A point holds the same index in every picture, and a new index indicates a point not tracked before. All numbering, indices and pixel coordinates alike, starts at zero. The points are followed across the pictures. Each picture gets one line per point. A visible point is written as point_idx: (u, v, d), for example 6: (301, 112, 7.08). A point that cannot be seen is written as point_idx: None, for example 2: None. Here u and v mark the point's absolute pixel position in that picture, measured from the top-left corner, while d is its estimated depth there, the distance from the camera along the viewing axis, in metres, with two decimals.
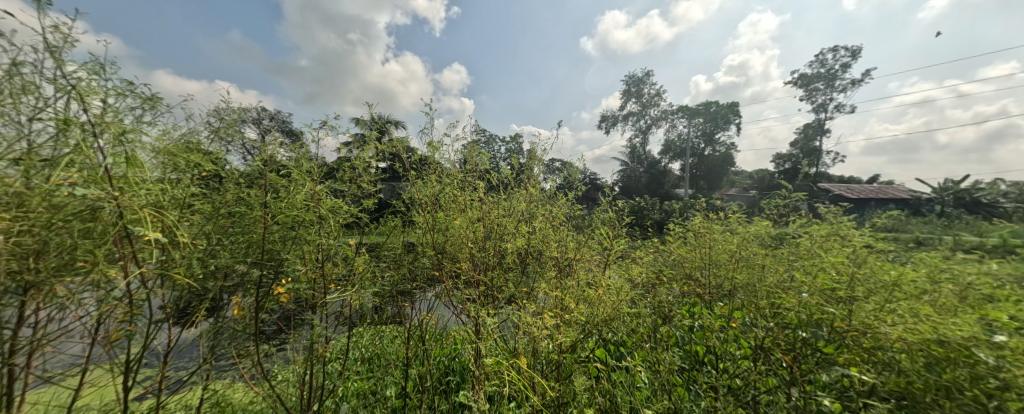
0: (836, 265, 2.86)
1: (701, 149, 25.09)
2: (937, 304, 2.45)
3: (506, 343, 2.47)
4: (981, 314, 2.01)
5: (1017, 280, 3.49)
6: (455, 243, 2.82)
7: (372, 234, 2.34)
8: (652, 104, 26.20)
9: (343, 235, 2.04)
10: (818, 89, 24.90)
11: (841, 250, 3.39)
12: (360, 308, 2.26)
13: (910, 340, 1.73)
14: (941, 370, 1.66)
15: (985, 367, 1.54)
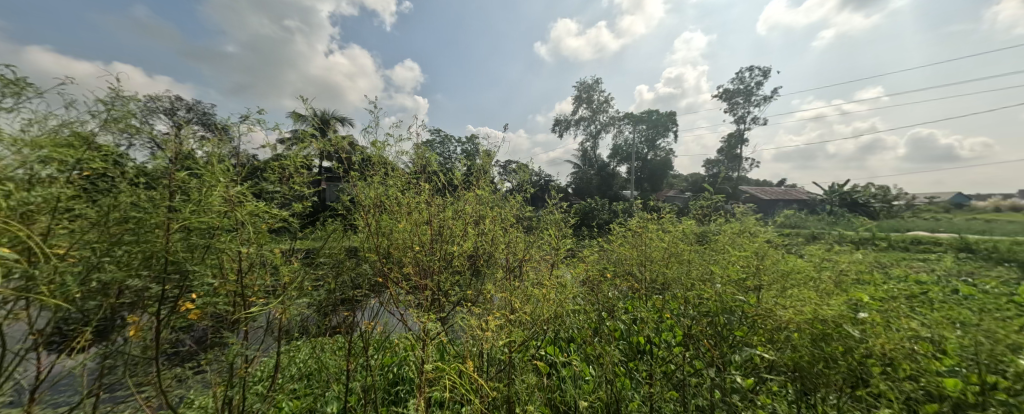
0: (747, 260, 3.30)
1: (645, 154, 26.98)
2: (820, 289, 2.95)
3: (455, 346, 2.43)
4: (850, 296, 2.46)
5: (874, 268, 4.37)
6: (401, 246, 2.71)
7: (306, 239, 2.26)
8: (602, 110, 27.61)
9: (269, 242, 1.89)
10: (737, 103, 28.28)
11: (748, 246, 3.95)
12: (292, 320, 2.09)
13: (798, 321, 2.05)
14: (824, 343, 1.98)
15: (853, 339, 1.89)
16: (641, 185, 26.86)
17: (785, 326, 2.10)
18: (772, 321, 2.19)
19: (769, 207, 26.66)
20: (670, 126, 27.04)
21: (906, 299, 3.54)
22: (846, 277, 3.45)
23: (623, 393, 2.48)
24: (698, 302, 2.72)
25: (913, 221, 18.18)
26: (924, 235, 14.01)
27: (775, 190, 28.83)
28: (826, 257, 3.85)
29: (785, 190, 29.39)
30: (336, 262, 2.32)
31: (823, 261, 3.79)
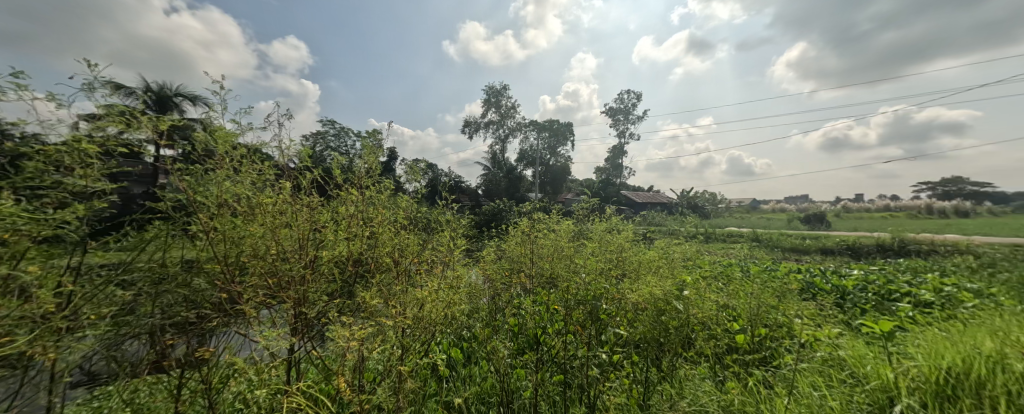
0: (612, 253, 4.04)
1: (547, 160, 28.88)
2: (652, 268, 3.96)
3: (327, 359, 2.17)
4: (675, 284, 3.59)
5: (696, 258, 5.78)
6: (257, 250, 1.93)
7: (105, 252, 1.61)
8: (509, 115, 28.35)
9: (16, 260, 1.33)
10: (617, 120, 33.03)
11: (614, 241, 4.65)
12: (78, 364, 1.51)
13: (649, 303, 3.03)
14: (662, 317, 3.07)
15: (673, 309, 3.15)
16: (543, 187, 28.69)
17: (639, 308, 2.99)
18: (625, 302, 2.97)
19: (640, 208, 32.15)
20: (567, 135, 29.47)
21: (715, 279, 4.79)
22: (675, 267, 4.46)
23: (517, 384, 2.68)
24: (570, 294, 3.04)
25: (732, 221, 24.39)
26: (735, 231, 19.04)
27: (647, 195, 34.76)
28: (661, 250, 4.88)
29: (651, 195, 35.72)
30: (156, 279, 1.65)
31: (664, 253, 4.86)
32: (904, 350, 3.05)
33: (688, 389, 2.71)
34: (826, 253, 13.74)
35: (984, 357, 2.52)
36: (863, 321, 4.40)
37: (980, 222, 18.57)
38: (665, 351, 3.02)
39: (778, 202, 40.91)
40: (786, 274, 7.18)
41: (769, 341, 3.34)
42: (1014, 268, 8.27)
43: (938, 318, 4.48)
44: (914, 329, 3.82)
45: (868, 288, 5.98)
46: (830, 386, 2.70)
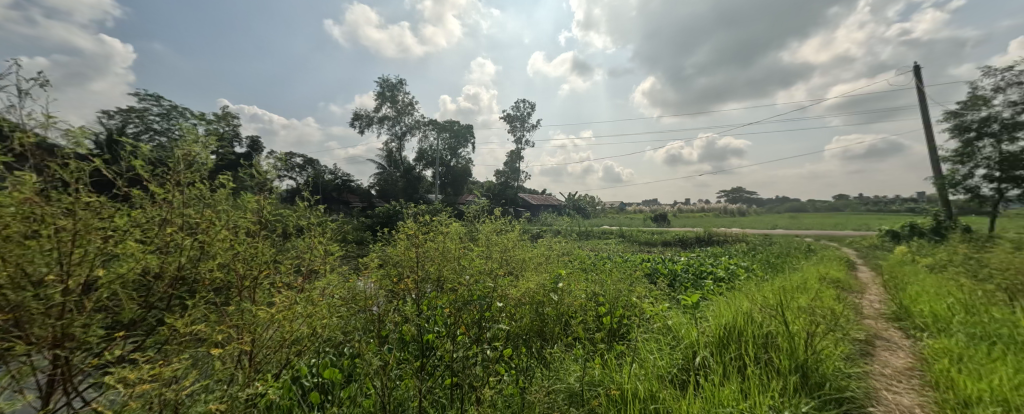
0: (499, 249, 4.12)
1: (449, 160, 27.70)
2: (530, 262, 4.38)
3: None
4: (550, 281, 4.08)
5: (574, 254, 6.59)
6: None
7: None
8: (406, 112, 26.39)
9: None
10: (516, 126, 34.51)
11: (502, 238, 4.79)
12: None
13: (528, 298, 3.41)
14: (541, 309, 3.63)
15: (550, 300, 3.71)
16: (445, 189, 27.42)
17: (519, 302, 3.32)
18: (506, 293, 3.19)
19: (536, 210, 34.71)
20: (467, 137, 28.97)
21: (580, 270, 5.51)
22: (552, 263, 4.98)
23: (402, 396, 2.46)
24: (458, 295, 2.94)
25: (608, 222, 28.62)
26: (608, 229, 22.39)
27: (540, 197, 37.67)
28: (538, 246, 5.34)
29: (544, 197, 38.81)
30: None
31: (543, 250, 5.37)
32: (703, 314, 4.10)
33: (565, 371, 2.91)
34: (667, 244, 17.47)
35: (745, 315, 3.57)
36: (680, 294, 5.82)
37: (750, 220, 26.73)
38: (546, 337, 3.53)
39: (632, 204, 50.33)
40: (641, 263, 8.86)
41: (625, 319, 3.97)
42: (765, 250, 12.27)
43: (725, 287, 6.33)
44: (710, 297, 5.28)
45: (689, 269, 7.96)
46: (661, 346, 3.32)
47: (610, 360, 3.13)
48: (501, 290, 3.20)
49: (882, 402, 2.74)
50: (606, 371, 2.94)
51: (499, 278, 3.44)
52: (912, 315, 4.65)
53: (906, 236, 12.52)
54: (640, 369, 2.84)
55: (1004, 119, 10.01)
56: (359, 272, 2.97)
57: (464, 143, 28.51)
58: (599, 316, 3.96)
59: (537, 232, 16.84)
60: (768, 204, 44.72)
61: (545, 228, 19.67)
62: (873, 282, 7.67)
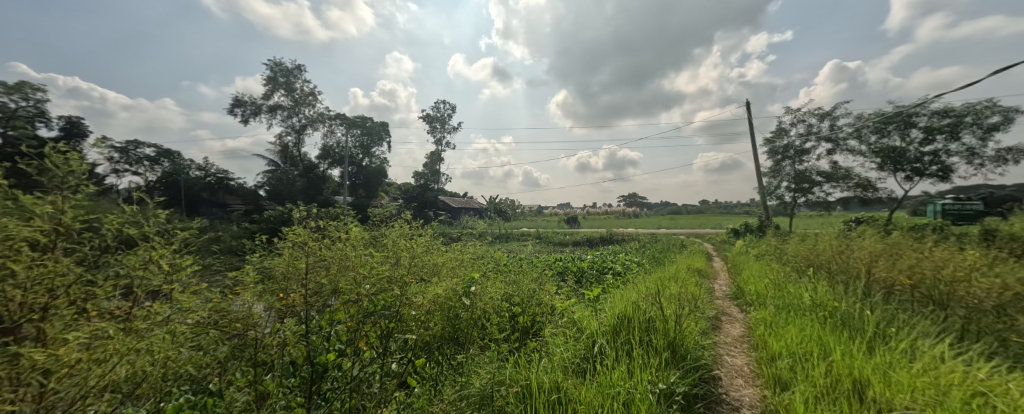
0: (411, 250, 3.75)
1: (359, 159, 24.78)
2: (445, 265, 4.17)
3: None
4: (465, 282, 3.93)
5: (494, 256, 6.68)
6: None
7: None
8: (305, 103, 23.04)
9: None
10: (436, 127, 33.27)
11: (416, 237, 4.50)
12: None
13: (440, 304, 3.23)
14: (453, 315, 3.45)
15: (463, 304, 3.54)
16: (357, 191, 24.68)
17: (431, 308, 3.13)
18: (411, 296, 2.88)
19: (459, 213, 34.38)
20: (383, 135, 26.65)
21: (495, 272, 5.52)
22: (468, 265, 4.85)
23: None
24: (360, 307, 2.57)
25: (526, 225, 29.90)
26: (525, 231, 23.36)
27: (458, 199, 37.18)
28: (455, 249, 5.21)
29: (463, 199, 38.45)
30: None
31: (460, 253, 5.21)
32: (602, 306, 4.55)
33: (478, 372, 2.85)
34: (577, 244, 19.03)
35: (634, 304, 4.07)
36: (584, 289, 6.39)
37: (641, 222, 30.99)
38: (459, 343, 3.36)
39: (546, 207, 53.53)
40: (554, 263, 9.47)
41: (539, 317, 4.13)
42: (651, 247, 14.42)
43: (620, 281, 7.15)
44: (609, 291, 5.87)
45: (593, 267, 8.79)
46: (567, 339, 3.53)
47: (523, 358, 3.17)
48: (408, 295, 2.83)
49: (724, 367, 3.47)
50: (518, 368, 2.99)
51: (411, 283, 3.14)
52: (745, 294, 6.03)
53: (744, 233, 16.18)
54: (547, 363, 2.98)
55: (796, 147, 13.73)
56: (230, 284, 2.37)
57: (379, 141, 26.16)
58: (514, 316, 4.02)
59: (457, 235, 16.55)
60: (652, 207, 52.66)
61: (464, 231, 19.58)
62: (724, 270, 9.70)
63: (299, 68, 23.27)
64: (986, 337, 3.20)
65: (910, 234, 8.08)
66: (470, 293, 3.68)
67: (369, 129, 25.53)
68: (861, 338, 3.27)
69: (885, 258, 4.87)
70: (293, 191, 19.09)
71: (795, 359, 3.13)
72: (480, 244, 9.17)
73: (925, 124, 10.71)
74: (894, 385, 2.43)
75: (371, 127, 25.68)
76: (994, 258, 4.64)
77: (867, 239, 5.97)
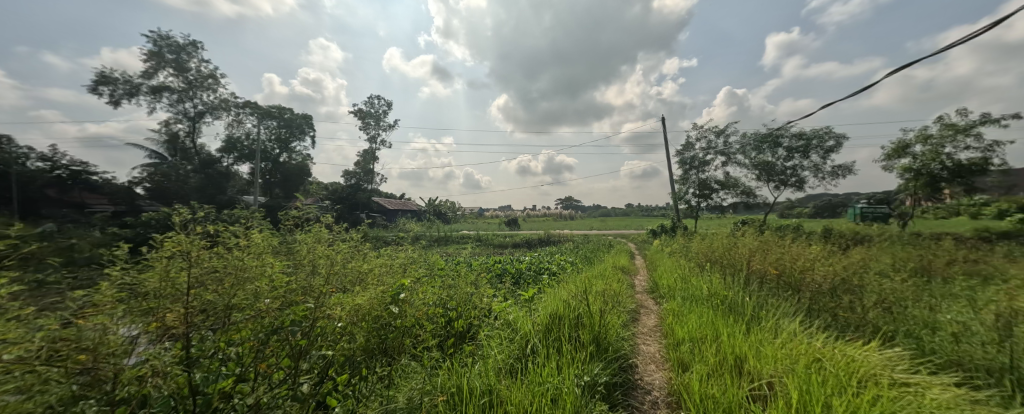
0: (329, 253, 3.12)
1: (275, 154, 21.97)
2: (377, 269, 3.73)
3: None
4: (395, 285, 3.50)
5: (431, 259, 6.45)
6: None
7: None
8: (202, 86, 19.66)
9: None
10: (370, 124, 31.00)
11: (343, 238, 4.02)
12: None
13: (368, 312, 2.75)
14: (381, 320, 2.94)
15: (393, 313, 3.06)
16: (272, 190, 21.83)
17: (360, 315, 2.65)
18: (328, 305, 2.41)
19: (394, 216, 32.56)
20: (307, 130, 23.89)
21: (430, 276, 5.24)
22: (404, 270, 4.50)
23: None
24: (261, 323, 2.07)
25: (466, 228, 29.66)
26: (465, 233, 23.06)
27: (392, 201, 35.23)
28: (388, 253, 4.85)
29: (398, 201, 36.55)
30: None
31: (392, 257, 4.83)
32: (536, 305, 4.67)
33: (407, 383, 2.62)
34: (516, 246, 19.39)
35: (565, 303, 4.27)
36: (521, 290, 6.53)
37: (574, 224, 32.86)
38: (388, 355, 2.91)
39: (485, 210, 53.76)
40: (492, 265, 9.50)
41: (476, 320, 4.07)
42: (583, 247, 15.39)
43: (554, 281, 7.40)
44: (543, 291, 6.04)
45: (530, 268, 9.01)
46: (501, 340, 3.54)
47: (455, 364, 3.07)
48: (323, 304, 2.37)
49: (640, 355, 3.86)
50: (451, 373, 2.89)
51: (331, 292, 2.70)
52: (659, 287, 6.77)
53: (660, 233, 18.18)
54: (481, 367, 2.93)
55: (701, 158, 15.88)
56: (80, 303, 1.72)
57: (302, 136, 23.38)
58: (450, 321, 3.87)
59: (393, 238, 15.68)
60: (586, 210, 56.32)
61: (399, 234, 18.67)
62: (644, 267, 10.78)
63: (194, 44, 19.71)
64: (823, 313, 4.06)
65: (780, 233, 9.93)
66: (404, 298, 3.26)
67: (290, 122, 22.64)
68: (745, 320, 3.90)
69: (760, 253, 5.89)
70: (186, 189, 15.35)
71: (697, 342, 3.58)
72: (416, 248, 8.82)
73: (788, 144, 13.26)
74: (763, 358, 2.92)
75: (292, 120, 22.76)
76: (831, 250, 5.94)
77: (751, 238, 7.15)
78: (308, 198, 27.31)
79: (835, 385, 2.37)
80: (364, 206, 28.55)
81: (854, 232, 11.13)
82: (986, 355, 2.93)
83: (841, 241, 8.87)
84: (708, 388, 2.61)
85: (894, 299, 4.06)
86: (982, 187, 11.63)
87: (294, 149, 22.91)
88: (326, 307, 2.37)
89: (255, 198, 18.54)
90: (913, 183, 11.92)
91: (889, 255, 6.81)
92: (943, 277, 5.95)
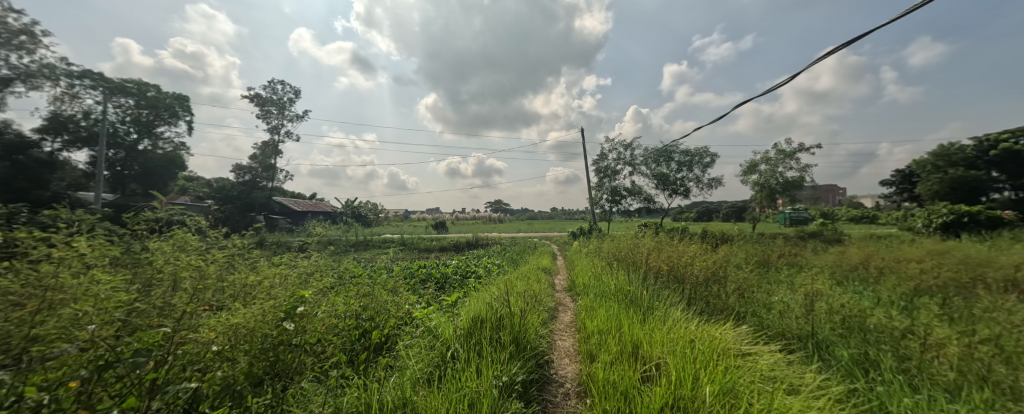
0: (200, 263, 2.48)
1: (129, 139, 17.29)
2: (272, 281, 3.17)
3: None
4: (296, 295, 2.93)
5: (346, 265, 5.82)
6: None
7: None
8: (11, 44, 14.62)
9: None
10: (270, 112, 26.88)
11: (225, 245, 3.30)
12: None
13: (254, 329, 2.26)
14: (275, 340, 2.44)
15: (289, 332, 2.50)
16: (127, 185, 17.23)
17: (244, 334, 2.21)
18: (193, 325, 2.04)
19: (300, 218, 28.78)
20: (181, 113, 19.56)
21: (341, 286, 4.72)
22: (309, 279, 3.97)
23: None
24: (87, 356, 1.50)
25: (387, 231, 27.90)
26: (387, 237, 21.55)
27: (296, 201, 31.08)
28: (288, 261, 4.17)
29: (304, 201, 32.37)
30: None
31: (295, 266, 4.22)
32: (459, 310, 4.58)
33: (307, 408, 2.27)
34: (444, 249, 18.82)
35: (488, 305, 4.29)
36: (445, 295, 6.34)
37: (501, 227, 33.38)
38: (284, 377, 2.38)
39: (408, 212, 51.19)
40: (416, 270, 9.02)
41: (395, 330, 3.82)
42: (509, 249, 15.73)
43: (479, 284, 7.35)
44: (468, 295, 5.96)
45: (457, 272, 8.81)
46: (420, 349, 3.38)
47: (368, 382, 2.81)
48: (187, 327, 1.96)
49: (557, 351, 4.11)
50: (362, 389, 2.64)
51: (201, 310, 2.24)
52: (576, 286, 7.26)
53: (579, 235, 19.61)
54: (397, 380, 2.75)
55: (612, 168, 17.63)
56: None
57: (173, 120, 19.04)
58: (363, 333, 3.54)
59: (299, 244, 13.79)
60: (513, 213, 57.82)
61: (305, 239, 16.63)
62: (565, 267, 11.47)
63: None
64: (700, 301, 4.85)
65: (673, 235, 11.59)
66: (306, 309, 2.73)
67: (155, 101, 18.18)
68: (642, 311, 4.45)
69: (656, 252, 6.77)
70: None
71: (603, 333, 3.95)
72: (327, 254, 7.87)
73: (678, 159, 15.59)
74: (653, 342, 3.37)
75: (158, 99, 18.31)
76: (708, 249, 7.12)
77: (649, 239, 8.18)
78: (180, 196, 22.37)
79: (704, 360, 2.87)
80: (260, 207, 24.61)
81: (724, 233, 13.63)
82: (801, 326, 3.86)
83: (716, 241, 10.76)
84: (610, 375, 2.89)
85: (746, 287, 5.07)
86: (801, 198, 15.38)
87: (161, 134, 18.51)
88: (190, 329, 1.99)
89: (98, 195, 14.40)
90: (757, 193, 15.23)
91: (747, 251, 8.52)
92: (779, 267, 7.69)
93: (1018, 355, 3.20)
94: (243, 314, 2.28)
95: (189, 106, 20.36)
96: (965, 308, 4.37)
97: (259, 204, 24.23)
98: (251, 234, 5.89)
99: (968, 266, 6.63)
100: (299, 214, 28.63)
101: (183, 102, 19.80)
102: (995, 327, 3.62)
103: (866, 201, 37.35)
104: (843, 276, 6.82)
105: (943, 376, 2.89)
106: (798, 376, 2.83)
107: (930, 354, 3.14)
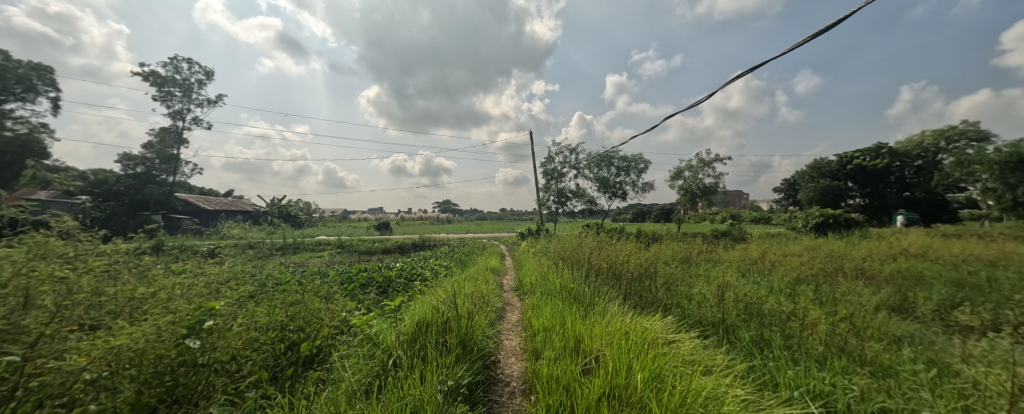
0: (66, 275, 2.01)
1: None
2: (169, 294, 2.66)
3: None
4: (204, 307, 2.50)
5: (269, 272, 5.16)
6: None
7: None
8: None
9: None
10: (172, 95, 23.20)
11: (103, 252, 2.71)
12: None
13: (147, 346, 1.90)
14: (181, 363, 2.07)
15: (190, 352, 2.11)
16: None
17: (133, 354, 1.85)
18: (52, 351, 1.68)
19: (211, 218, 25.07)
20: (39, 87, 15.83)
21: (261, 295, 4.14)
22: (224, 289, 3.46)
23: None
24: None
25: (321, 232, 25.70)
26: (321, 239, 19.82)
27: (208, 199, 27.10)
28: (193, 269, 3.57)
29: (218, 199, 28.32)
30: None
31: (198, 274, 3.59)
32: (403, 314, 4.37)
33: None
34: (387, 252, 17.81)
35: (434, 308, 4.13)
36: (388, 300, 5.99)
37: (447, 227, 32.53)
38: (185, 405, 2.03)
39: (351, 213, 48.00)
40: (356, 274, 8.36)
41: (328, 340, 3.51)
42: (457, 250, 15.44)
43: (425, 286, 7.08)
44: (412, 298, 5.70)
45: (402, 275, 8.38)
46: (357, 358, 3.17)
47: (295, 400, 2.55)
48: (43, 353, 1.64)
49: (502, 351, 4.11)
50: (291, 410, 2.37)
51: (66, 332, 1.84)
52: (524, 285, 7.37)
53: (526, 235, 19.97)
54: (331, 394, 2.55)
55: (558, 171, 18.25)
56: None
57: (28, 96, 15.36)
58: (290, 346, 3.18)
59: (210, 248, 12.06)
60: (462, 214, 57.46)
61: (218, 242, 14.59)
62: (513, 267, 11.54)
63: None
64: (635, 295, 5.21)
65: (611, 235, 12.34)
66: (215, 324, 2.35)
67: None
68: (584, 307, 4.66)
69: (597, 252, 7.19)
70: None
71: (548, 331, 4.06)
72: (249, 258, 6.96)
73: (617, 164, 16.69)
74: (594, 335, 3.55)
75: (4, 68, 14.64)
76: (642, 247, 7.71)
77: (591, 239, 8.54)
78: (40, 190, 18.08)
79: (637, 350, 3.09)
80: (161, 205, 21.05)
81: (655, 233, 14.88)
82: (715, 314, 4.34)
83: (648, 240, 11.71)
84: (554, 371, 2.96)
85: (672, 281, 5.60)
86: (715, 201, 17.47)
87: (11, 112, 14.82)
88: (49, 357, 1.66)
89: None
90: (681, 197, 16.87)
91: (674, 249, 9.35)
92: (698, 263, 8.61)
93: (864, 328, 3.98)
94: (129, 334, 1.91)
95: (53, 79, 16.50)
96: (830, 293, 5.34)
97: (155, 201, 20.52)
98: (145, 238, 4.95)
99: (834, 258, 8.11)
100: (214, 214, 25.12)
101: (45, 74, 16.07)
102: (849, 307, 4.46)
103: (764, 206, 43.24)
104: (747, 269, 7.88)
105: (815, 349, 3.48)
106: (711, 358, 3.19)
107: (806, 332, 3.76)
